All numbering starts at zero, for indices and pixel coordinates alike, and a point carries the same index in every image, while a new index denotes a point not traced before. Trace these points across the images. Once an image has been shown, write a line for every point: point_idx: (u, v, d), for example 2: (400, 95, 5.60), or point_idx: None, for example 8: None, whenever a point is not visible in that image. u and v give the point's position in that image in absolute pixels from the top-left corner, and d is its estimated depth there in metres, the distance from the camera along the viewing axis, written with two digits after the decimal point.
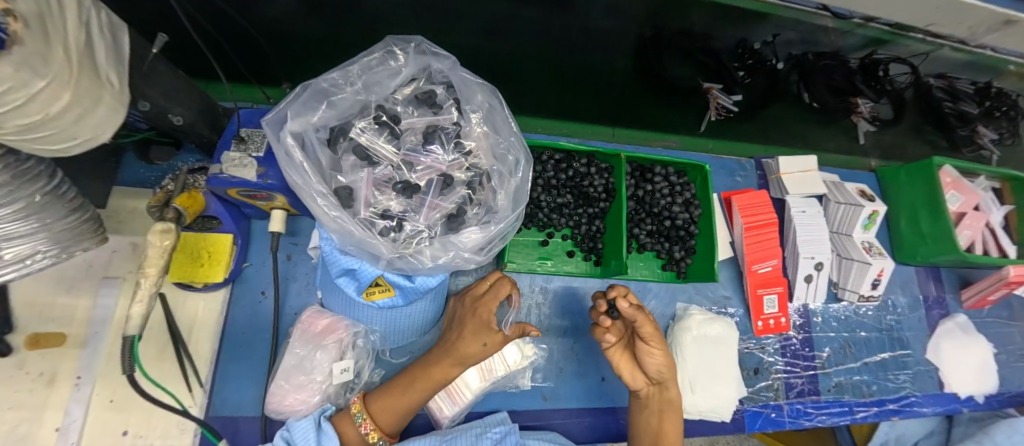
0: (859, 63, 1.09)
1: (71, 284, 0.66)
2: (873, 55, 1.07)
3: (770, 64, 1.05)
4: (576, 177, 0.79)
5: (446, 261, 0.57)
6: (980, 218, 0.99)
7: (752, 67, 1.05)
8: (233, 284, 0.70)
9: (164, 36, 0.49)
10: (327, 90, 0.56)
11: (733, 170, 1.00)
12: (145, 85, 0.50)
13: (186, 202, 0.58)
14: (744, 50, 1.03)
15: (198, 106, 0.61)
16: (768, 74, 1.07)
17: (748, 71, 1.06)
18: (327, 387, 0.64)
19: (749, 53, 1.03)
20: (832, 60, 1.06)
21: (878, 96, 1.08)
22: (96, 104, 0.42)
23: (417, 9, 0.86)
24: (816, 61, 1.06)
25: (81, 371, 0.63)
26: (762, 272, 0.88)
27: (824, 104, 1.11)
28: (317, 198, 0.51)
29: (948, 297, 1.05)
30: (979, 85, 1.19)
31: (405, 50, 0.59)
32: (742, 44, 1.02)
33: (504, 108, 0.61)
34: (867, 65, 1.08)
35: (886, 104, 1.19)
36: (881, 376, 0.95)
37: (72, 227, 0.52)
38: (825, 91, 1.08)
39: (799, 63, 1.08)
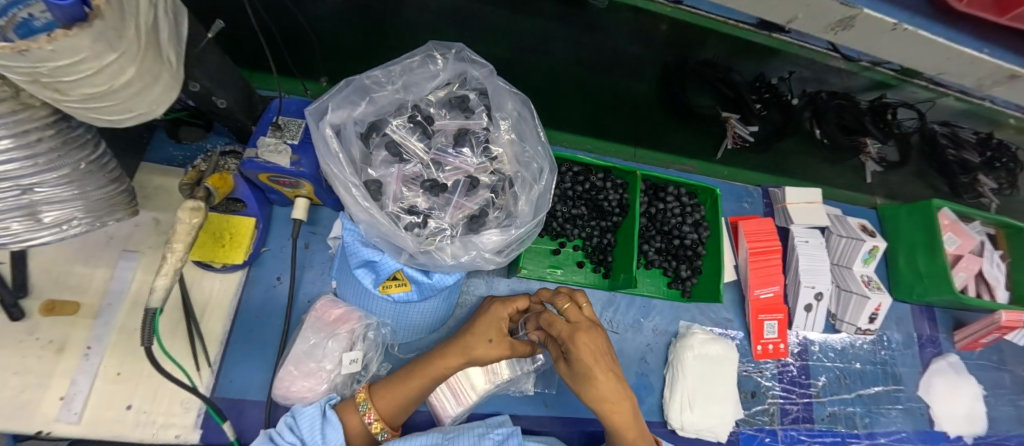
0: (868, 105, 1.14)
1: (91, 254, 0.67)
2: (882, 99, 1.14)
3: (786, 99, 1.10)
4: (592, 190, 0.81)
5: (467, 260, 0.58)
6: (975, 262, 1.02)
7: (768, 101, 1.10)
8: (250, 267, 0.71)
9: (221, 23, 0.51)
10: (368, 87, 0.59)
11: (741, 197, 1.03)
12: (195, 66, 0.51)
13: (217, 183, 0.59)
14: (761, 84, 1.10)
15: (239, 91, 0.63)
16: (783, 110, 1.12)
17: (764, 104, 1.11)
18: (335, 376, 0.64)
19: (766, 86, 1.09)
20: (844, 100, 1.12)
21: (885, 137, 1.12)
22: (155, 82, 0.43)
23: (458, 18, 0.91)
24: (829, 100, 1.12)
25: (92, 342, 0.63)
26: (764, 298, 0.90)
27: (834, 141, 1.14)
28: (350, 189, 0.52)
29: (941, 336, 1.08)
30: (981, 135, 1.24)
31: (445, 56, 0.62)
32: (761, 78, 1.09)
33: (533, 118, 0.64)
34: (876, 107, 1.13)
35: (892, 146, 1.23)
36: (874, 409, 0.96)
37: (108, 197, 0.53)
38: (835, 128, 1.12)
39: (812, 100, 1.12)
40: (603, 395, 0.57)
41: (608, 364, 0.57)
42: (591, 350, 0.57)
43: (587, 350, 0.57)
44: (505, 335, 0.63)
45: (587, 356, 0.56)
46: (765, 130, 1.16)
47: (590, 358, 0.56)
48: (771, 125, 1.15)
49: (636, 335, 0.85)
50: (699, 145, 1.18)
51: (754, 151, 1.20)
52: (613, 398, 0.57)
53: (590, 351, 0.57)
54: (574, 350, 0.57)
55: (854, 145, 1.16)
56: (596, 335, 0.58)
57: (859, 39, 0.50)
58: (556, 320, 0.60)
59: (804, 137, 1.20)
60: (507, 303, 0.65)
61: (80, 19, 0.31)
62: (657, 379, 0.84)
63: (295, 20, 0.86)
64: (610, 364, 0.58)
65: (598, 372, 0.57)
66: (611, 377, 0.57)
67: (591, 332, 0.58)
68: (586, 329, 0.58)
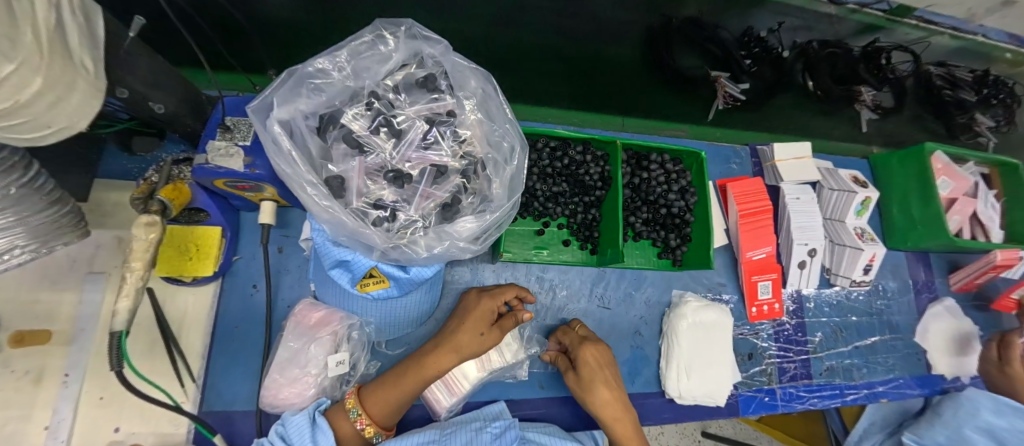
0: (861, 51, 1.09)
1: (54, 279, 0.64)
2: (875, 43, 1.08)
3: (776, 53, 1.06)
4: (572, 165, 0.78)
5: (441, 250, 0.56)
6: (969, 204, 1.00)
7: (758, 56, 1.06)
8: (223, 277, 0.69)
9: (141, 18, 0.46)
10: (313, 75, 0.54)
11: (728, 158, 0.99)
12: (122, 71, 0.47)
13: (171, 194, 0.55)
14: (750, 39, 1.04)
15: (181, 93, 0.59)
16: (774, 63, 1.08)
17: (754, 60, 1.06)
18: (322, 380, 0.63)
19: (755, 41, 1.03)
20: (837, 48, 1.07)
21: (880, 83, 1.08)
22: (70, 91, 0.39)
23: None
24: (820, 50, 1.07)
25: (69, 368, 0.61)
26: (756, 259, 0.88)
27: (828, 94, 1.10)
28: (307, 188, 0.49)
29: (937, 281, 1.07)
30: (977, 73, 1.18)
31: (395, 35, 0.57)
32: (749, 33, 1.04)
33: (498, 95, 0.60)
34: (869, 53, 1.08)
35: (888, 93, 1.19)
36: (871, 359, 0.97)
37: (52, 220, 0.50)
38: (829, 81, 1.08)
39: (803, 52, 1.08)
40: (604, 401, 0.67)
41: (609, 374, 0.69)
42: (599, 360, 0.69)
43: (594, 360, 0.69)
44: (494, 329, 0.65)
45: (594, 363, 0.68)
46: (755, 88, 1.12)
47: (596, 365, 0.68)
48: (764, 82, 1.10)
49: (628, 309, 0.84)
50: (688, 110, 1.14)
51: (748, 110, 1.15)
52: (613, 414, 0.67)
53: (596, 360, 0.69)
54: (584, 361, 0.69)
55: (849, 95, 1.12)
56: (602, 351, 0.71)
57: None
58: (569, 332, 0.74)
59: (796, 91, 1.15)
60: (494, 297, 0.68)
61: None
62: (653, 351, 0.83)
63: (223, 7, 0.80)
64: (611, 378, 0.69)
65: (601, 382, 0.67)
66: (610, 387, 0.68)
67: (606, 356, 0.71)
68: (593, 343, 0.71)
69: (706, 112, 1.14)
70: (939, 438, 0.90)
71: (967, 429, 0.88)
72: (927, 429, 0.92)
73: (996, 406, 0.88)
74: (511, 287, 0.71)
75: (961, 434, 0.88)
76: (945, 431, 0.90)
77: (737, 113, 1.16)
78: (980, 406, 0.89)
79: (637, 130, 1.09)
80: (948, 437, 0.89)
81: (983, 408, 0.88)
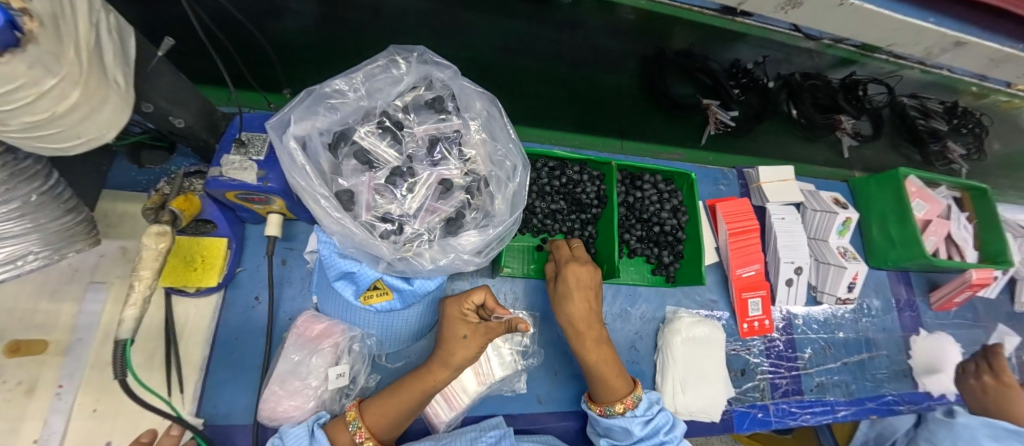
0: (839, 83, 1.17)
1: (56, 289, 0.64)
2: (852, 76, 1.16)
3: (762, 83, 1.13)
4: (569, 184, 0.82)
5: (446, 263, 0.58)
6: (943, 226, 1.05)
7: (745, 86, 1.13)
8: (226, 289, 0.70)
9: (170, 40, 0.49)
10: (329, 95, 0.57)
11: (717, 179, 1.04)
12: (147, 87, 0.50)
13: (182, 205, 0.57)
14: (737, 70, 1.12)
15: (199, 109, 0.61)
16: (761, 93, 1.15)
17: (742, 90, 1.13)
18: (322, 393, 0.62)
19: (743, 72, 1.11)
20: (816, 80, 1.15)
21: (858, 112, 1.15)
22: (102, 105, 0.42)
23: None
24: (803, 81, 1.14)
25: (64, 380, 0.60)
26: (745, 277, 0.91)
27: (811, 121, 1.17)
28: (320, 200, 0.51)
29: (918, 300, 1.11)
30: (947, 104, 1.28)
31: (407, 60, 0.61)
32: (736, 65, 1.12)
33: (502, 116, 0.64)
34: (848, 85, 1.16)
35: (865, 120, 1.26)
36: (859, 376, 0.99)
37: (65, 228, 0.51)
38: (811, 108, 1.14)
39: (787, 83, 1.16)
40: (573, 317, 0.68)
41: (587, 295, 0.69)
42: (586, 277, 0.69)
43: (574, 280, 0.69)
44: (477, 329, 0.63)
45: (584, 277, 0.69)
46: (744, 115, 1.18)
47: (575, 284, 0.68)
48: (752, 109, 1.17)
49: (624, 324, 0.86)
50: (683, 133, 1.19)
51: (737, 136, 1.22)
52: (585, 325, 0.68)
53: (587, 276, 0.69)
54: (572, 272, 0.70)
55: (830, 123, 1.19)
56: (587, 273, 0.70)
57: (812, 16, 0.56)
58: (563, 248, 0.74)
59: (781, 118, 1.24)
60: (461, 299, 0.66)
61: (13, 44, 0.30)
62: (649, 366, 0.85)
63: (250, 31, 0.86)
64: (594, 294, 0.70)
65: (585, 292, 0.69)
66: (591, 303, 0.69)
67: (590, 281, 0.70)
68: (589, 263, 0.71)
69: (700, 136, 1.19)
70: None
71: None
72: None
73: (991, 432, 0.81)
74: (480, 288, 0.66)
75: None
76: None
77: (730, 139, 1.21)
78: (978, 433, 0.81)
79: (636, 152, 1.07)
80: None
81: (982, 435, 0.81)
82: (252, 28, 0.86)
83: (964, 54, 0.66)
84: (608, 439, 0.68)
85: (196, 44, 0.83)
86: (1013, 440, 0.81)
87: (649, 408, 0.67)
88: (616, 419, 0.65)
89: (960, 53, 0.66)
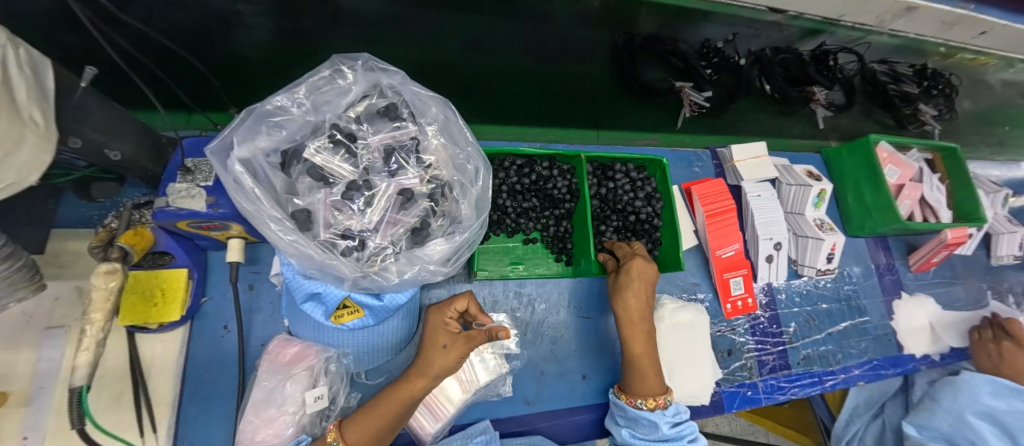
0: (810, 55, 1.17)
1: (8, 338, 0.61)
2: (822, 46, 1.16)
3: (733, 61, 1.13)
4: (540, 181, 0.80)
5: (412, 275, 0.57)
6: (916, 188, 1.06)
7: (717, 65, 1.12)
8: (192, 320, 0.67)
9: (91, 69, 0.47)
10: (272, 113, 0.55)
11: (691, 162, 1.03)
12: (73, 122, 0.47)
13: (131, 239, 0.54)
14: (709, 50, 1.11)
15: (138, 139, 0.58)
16: (732, 71, 1.14)
17: (714, 69, 1.12)
18: (301, 417, 0.61)
19: (713, 51, 1.10)
20: (787, 54, 1.15)
21: (830, 82, 1.14)
22: (18, 146, 0.39)
23: None
24: (774, 55, 1.14)
25: (28, 431, 0.58)
26: (725, 257, 0.91)
27: (785, 95, 1.15)
28: (271, 224, 0.49)
29: (897, 263, 1.13)
30: (916, 67, 1.29)
31: (353, 68, 0.58)
32: (706, 45, 1.11)
33: (458, 119, 0.62)
34: (818, 56, 1.16)
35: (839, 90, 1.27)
36: (845, 344, 1.00)
37: (2, 277, 0.48)
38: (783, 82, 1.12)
39: (758, 58, 1.15)
40: (628, 308, 0.70)
41: (642, 287, 0.71)
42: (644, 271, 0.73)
43: (636, 271, 0.72)
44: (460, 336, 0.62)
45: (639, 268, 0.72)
46: (717, 95, 1.16)
47: (634, 276, 0.71)
48: (724, 88, 1.15)
49: (608, 317, 0.85)
50: (658, 118, 1.15)
51: (715, 116, 1.20)
52: (634, 311, 0.70)
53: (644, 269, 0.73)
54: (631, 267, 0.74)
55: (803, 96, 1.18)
56: (643, 264, 0.72)
57: None
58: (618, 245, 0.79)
59: (755, 94, 1.24)
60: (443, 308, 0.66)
61: None
62: None
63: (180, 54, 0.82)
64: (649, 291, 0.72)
65: (638, 288, 0.71)
66: (645, 297, 0.71)
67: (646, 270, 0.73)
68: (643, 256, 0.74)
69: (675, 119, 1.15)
70: (943, 426, 0.89)
71: (969, 414, 0.88)
72: (928, 418, 0.92)
73: (993, 389, 0.89)
74: (464, 297, 0.67)
75: (966, 422, 0.87)
76: (948, 417, 0.90)
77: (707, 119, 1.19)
78: (977, 388, 0.89)
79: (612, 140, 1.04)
80: (951, 424, 0.89)
81: (983, 392, 0.89)
82: (186, 53, 0.82)
83: None
84: (629, 430, 0.67)
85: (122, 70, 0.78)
86: (1015, 399, 0.88)
87: (678, 413, 0.67)
88: (648, 414, 0.65)
89: None
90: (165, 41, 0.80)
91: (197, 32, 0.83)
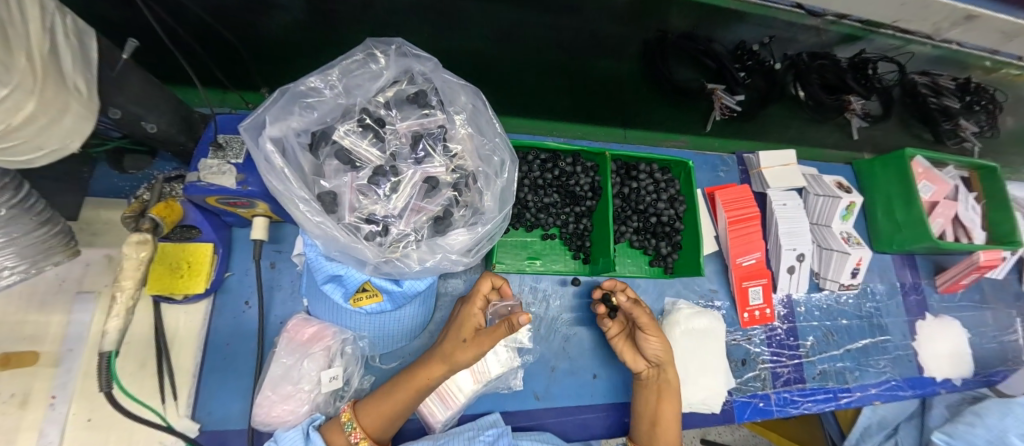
0: (849, 62, 1.13)
1: (42, 300, 0.63)
2: (861, 54, 1.12)
3: (768, 65, 1.09)
4: (562, 177, 0.79)
5: (433, 263, 0.57)
6: (951, 207, 1.02)
7: (751, 68, 1.09)
8: (215, 294, 0.69)
9: (133, 41, 0.47)
10: (305, 93, 0.55)
11: (716, 166, 1.01)
12: (114, 92, 0.48)
13: (163, 212, 0.56)
14: (743, 52, 1.07)
15: (173, 113, 0.59)
16: (766, 75, 1.11)
17: (748, 72, 1.09)
18: (315, 396, 0.62)
19: (748, 53, 1.06)
20: (825, 60, 1.10)
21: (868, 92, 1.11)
22: (63, 114, 0.40)
23: (416, 12, 0.89)
24: (811, 61, 1.10)
25: (57, 390, 0.60)
26: (746, 265, 0.89)
27: (820, 102, 1.12)
28: (299, 205, 0.50)
29: (924, 283, 1.09)
30: (959, 80, 1.23)
31: (386, 53, 0.58)
32: (741, 47, 1.07)
33: (487, 109, 0.62)
34: (856, 64, 1.12)
35: (876, 101, 1.21)
36: (863, 362, 0.98)
37: (41, 241, 0.49)
38: (819, 90, 1.10)
39: (794, 63, 1.12)
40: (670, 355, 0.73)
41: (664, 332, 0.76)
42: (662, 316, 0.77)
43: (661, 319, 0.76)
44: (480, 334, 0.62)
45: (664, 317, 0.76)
46: (750, 97, 1.16)
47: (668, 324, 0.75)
48: (757, 92, 1.14)
49: None
50: (685, 120, 1.14)
51: (743, 120, 1.18)
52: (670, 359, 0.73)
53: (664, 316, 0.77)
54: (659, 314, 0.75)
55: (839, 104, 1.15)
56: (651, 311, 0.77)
57: None
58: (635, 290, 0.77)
59: (789, 100, 1.19)
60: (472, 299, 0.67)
61: None
62: None
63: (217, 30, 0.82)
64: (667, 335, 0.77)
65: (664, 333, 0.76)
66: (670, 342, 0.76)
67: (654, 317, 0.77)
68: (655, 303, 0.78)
69: (704, 123, 1.15)
70: (977, 439, 0.92)
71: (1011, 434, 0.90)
72: (966, 430, 0.93)
73: None
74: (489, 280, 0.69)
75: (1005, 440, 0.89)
76: (985, 433, 0.92)
77: (735, 123, 1.17)
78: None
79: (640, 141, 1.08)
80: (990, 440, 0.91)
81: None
82: (224, 31, 0.83)
83: (975, 28, 0.62)
84: None
85: (161, 44, 0.79)
86: None
87: None
88: None
89: (970, 27, 0.63)
90: (203, 15, 0.79)
91: (236, 10, 0.80)
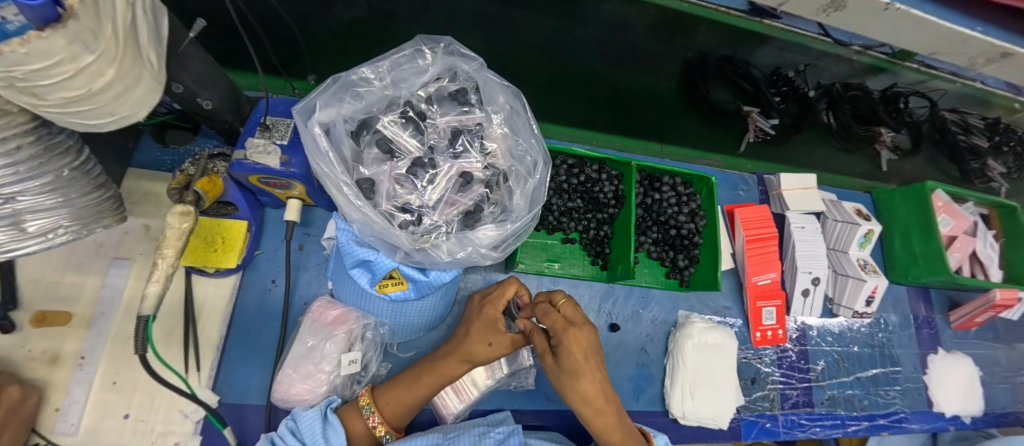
0: (880, 95, 1.13)
1: (80, 262, 0.66)
2: (894, 88, 1.13)
3: (803, 92, 1.08)
4: (587, 182, 0.81)
5: (463, 256, 0.58)
6: (969, 242, 1.02)
7: (787, 94, 1.08)
8: (244, 270, 0.71)
9: (202, 21, 0.49)
10: (354, 83, 0.58)
11: (736, 184, 1.02)
12: (178, 68, 0.50)
13: (206, 186, 0.57)
14: (778, 78, 1.08)
15: (225, 92, 0.62)
16: (800, 102, 1.08)
17: (783, 98, 1.08)
18: (334, 378, 0.63)
19: (783, 80, 1.08)
20: (858, 91, 1.10)
21: (900, 125, 1.10)
22: (135, 84, 0.42)
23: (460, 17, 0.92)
24: (843, 91, 1.10)
25: (86, 351, 0.62)
26: (761, 284, 0.90)
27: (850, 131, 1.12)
28: (341, 187, 0.51)
29: (937, 317, 1.09)
30: (988, 120, 1.23)
31: (433, 50, 0.61)
32: (777, 72, 1.08)
33: (526, 112, 0.63)
34: (888, 97, 1.12)
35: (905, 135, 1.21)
36: (873, 391, 0.97)
37: (93, 204, 0.52)
38: (851, 119, 1.09)
39: (828, 91, 1.11)
40: (586, 395, 0.58)
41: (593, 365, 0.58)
42: (583, 346, 0.58)
43: (578, 348, 0.57)
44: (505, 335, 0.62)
45: (576, 358, 0.57)
46: (782, 124, 1.12)
47: (577, 356, 0.57)
48: (790, 118, 1.10)
49: (636, 326, 0.85)
50: (720, 136, 1.17)
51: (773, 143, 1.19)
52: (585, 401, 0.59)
53: (580, 353, 0.57)
54: (563, 348, 0.58)
55: (870, 135, 1.13)
56: (588, 334, 0.58)
57: (853, 20, 0.55)
58: (551, 310, 0.60)
59: (821, 129, 1.19)
60: (495, 301, 0.62)
61: (52, 19, 0.29)
62: (658, 369, 0.84)
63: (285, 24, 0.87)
64: (598, 367, 0.59)
65: (584, 372, 0.57)
66: (598, 378, 0.58)
67: (575, 352, 0.57)
68: (579, 328, 0.58)
69: (738, 142, 1.17)
70: None
71: None
72: None
73: None
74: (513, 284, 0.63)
75: None
76: None
77: (766, 145, 1.18)
78: None
79: (675, 157, 1.15)
80: None
81: None
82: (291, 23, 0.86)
83: (1011, 65, 0.63)
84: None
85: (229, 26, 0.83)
86: None
87: None
88: None
89: (1007, 64, 0.63)
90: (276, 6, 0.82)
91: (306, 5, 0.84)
